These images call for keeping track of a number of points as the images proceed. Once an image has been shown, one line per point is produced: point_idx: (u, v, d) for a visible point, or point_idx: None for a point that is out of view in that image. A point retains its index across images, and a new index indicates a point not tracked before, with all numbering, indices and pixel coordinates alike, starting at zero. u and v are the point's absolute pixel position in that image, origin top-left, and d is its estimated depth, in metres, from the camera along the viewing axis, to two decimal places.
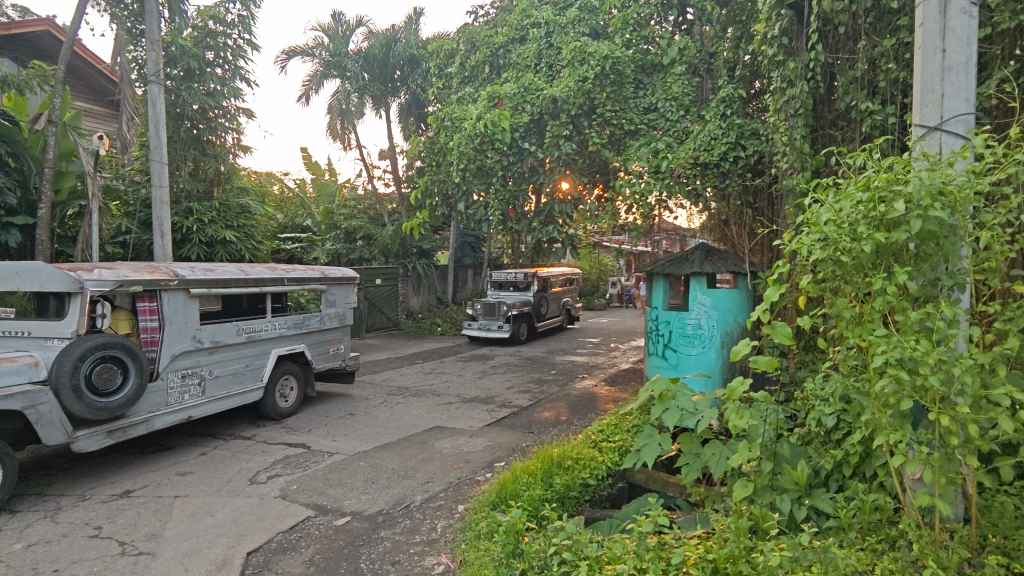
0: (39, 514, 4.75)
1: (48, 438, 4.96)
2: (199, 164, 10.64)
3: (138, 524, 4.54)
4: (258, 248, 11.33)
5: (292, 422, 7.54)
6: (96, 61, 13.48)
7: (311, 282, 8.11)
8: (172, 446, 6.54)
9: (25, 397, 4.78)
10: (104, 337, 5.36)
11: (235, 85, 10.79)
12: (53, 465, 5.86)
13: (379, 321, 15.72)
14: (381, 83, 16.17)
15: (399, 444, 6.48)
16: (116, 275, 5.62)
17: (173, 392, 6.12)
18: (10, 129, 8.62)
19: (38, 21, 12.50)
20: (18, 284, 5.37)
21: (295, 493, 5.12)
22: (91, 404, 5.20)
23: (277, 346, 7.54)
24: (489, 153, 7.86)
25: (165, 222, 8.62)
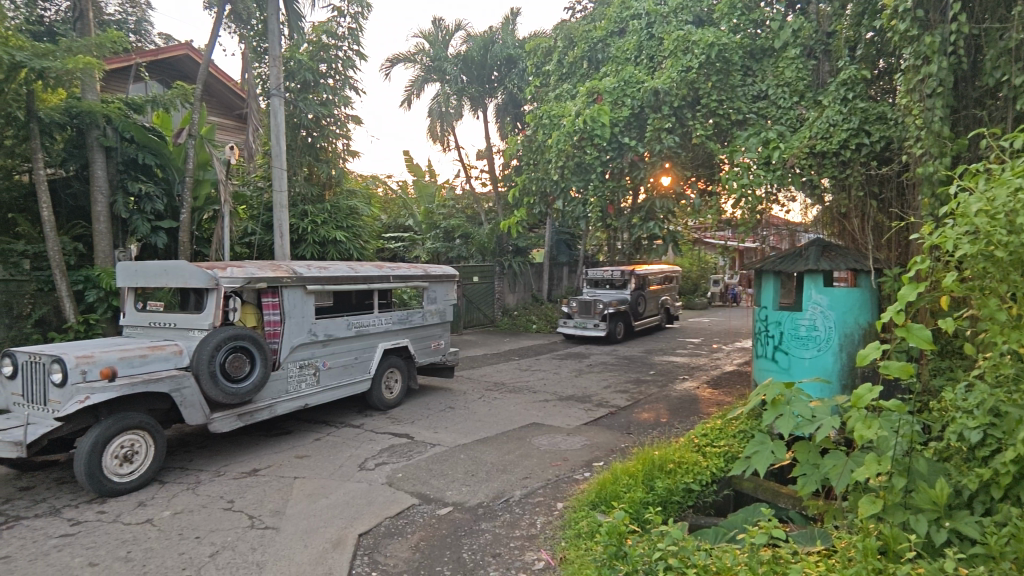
0: (183, 485, 5.33)
1: (189, 418, 5.53)
2: (314, 169, 11.41)
3: (264, 501, 4.96)
4: (365, 247, 11.98)
5: (397, 413, 7.90)
6: (226, 79, 14.88)
7: (414, 279, 8.46)
8: (291, 430, 7.08)
9: (171, 381, 5.38)
10: (234, 329, 5.91)
11: (345, 94, 11.49)
12: (193, 442, 6.55)
13: (477, 318, 16.08)
14: (478, 85, 16.54)
15: (498, 439, 6.60)
16: (244, 273, 6.16)
17: (292, 380, 6.62)
18: (158, 144, 9.70)
19: (178, 46, 13.98)
20: (166, 281, 6.10)
21: (400, 481, 5.36)
22: (225, 389, 5.75)
23: (382, 340, 7.94)
24: (588, 149, 7.61)
25: (284, 223, 9.32)
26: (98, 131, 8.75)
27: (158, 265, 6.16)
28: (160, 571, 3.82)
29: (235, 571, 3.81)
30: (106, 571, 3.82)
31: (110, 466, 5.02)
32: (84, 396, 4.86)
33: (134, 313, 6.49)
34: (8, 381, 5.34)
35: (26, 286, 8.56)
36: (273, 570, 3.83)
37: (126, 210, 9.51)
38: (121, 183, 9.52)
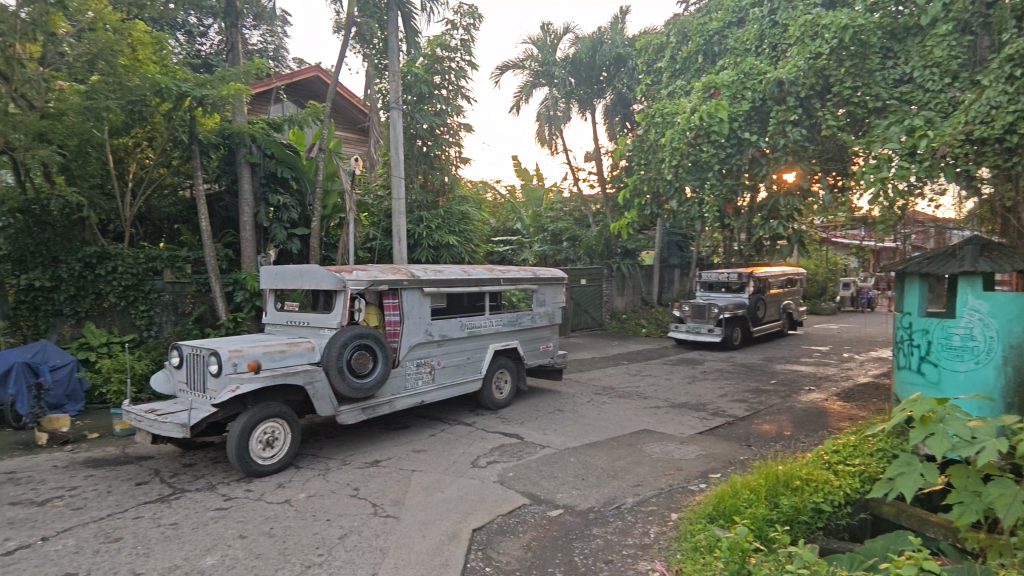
0: (315, 471, 5.81)
1: (320, 410, 6.02)
2: (428, 177, 11.96)
3: (386, 490, 5.27)
4: (477, 250, 12.32)
5: (507, 414, 8.04)
6: (350, 96, 16.02)
7: (523, 282, 8.61)
8: (408, 426, 7.46)
9: (305, 375, 5.89)
10: (359, 329, 6.35)
11: (458, 104, 11.94)
12: (322, 432, 7.11)
13: (584, 321, 15.99)
14: (586, 86, 16.46)
15: (608, 444, 6.51)
16: (368, 276, 6.59)
17: (410, 378, 6.98)
18: (292, 158, 10.64)
19: (309, 68, 15.27)
20: (301, 283, 6.68)
21: (511, 480, 5.47)
22: (351, 384, 6.17)
23: (493, 341, 8.15)
24: (704, 146, 7.35)
25: (402, 229, 9.86)
26: (245, 149, 9.83)
27: (295, 268, 6.75)
28: (298, 548, 4.18)
29: (362, 555, 4.08)
30: (253, 544, 4.25)
31: (255, 449, 5.58)
32: (235, 385, 5.46)
33: (275, 312, 7.15)
34: (174, 370, 6.11)
35: (188, 288, 9.68)
36: (395, 557, 4.05)
37: (267, 219, 10.53)
38: (263, 196, 10.57)
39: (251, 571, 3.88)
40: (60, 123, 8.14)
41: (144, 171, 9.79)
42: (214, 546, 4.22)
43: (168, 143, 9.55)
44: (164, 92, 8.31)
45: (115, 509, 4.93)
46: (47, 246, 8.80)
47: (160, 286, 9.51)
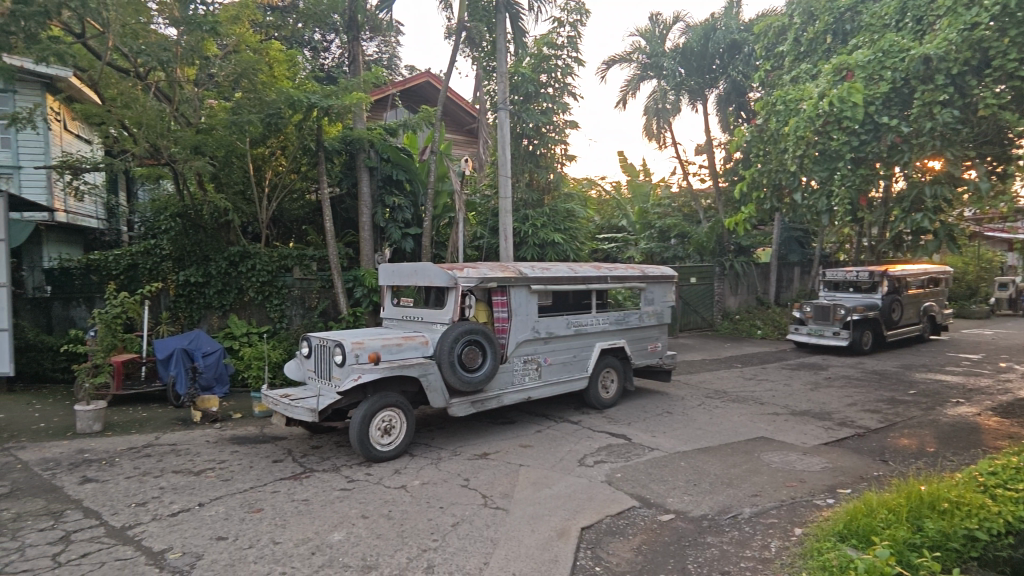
0: (428, 460, 6.09)
1: (433, 402, 6.28)
2: (534, 175, 12.07)
3: (496, 483, 5.41)
4: (582, 248, 12.24)
5: (613, 414, 7.92)
6: (459, 99, 16.57)
7: (631, 280, 8.42)
8: (515, 421, 7.60)
9: (420, 367, 6.17)
10: (469, 325, 6.55)
11: (564, 101, 11.92)
12: (434, 423, 7.42)
13: (694, 321, 15.37)
14: (697, 76, 15.79)
15: (722, 451, 6.22)
16: (478, 274, 6.76)
17: (517, 373, 7.09)
18: (407, 160, 11.18)
19: (421, 74, 15.98)
20: (416, 281, 7.00)
21: (620, 481, 5.39)
22: (462, 378, 6.38)
23: (600, 340, 8.07)
24: (834, 134, 6.82)
25: (508, 227, 10.03)
26: (364, 154, 10.56)
27: (410, 266, 7.09)
28: (415, 532, 4.42)
29: (474, 544, 4.21)
30: (374, 524, 4.54)
31: (374, 436, 5.94)
32: (357, 375, 5.85)
33: (391, 307, 7.55)
34: (304, 359, 6.64)
35: (314, 284, 10.50)
36: (505, 548, 4.15)
37: (384, 220, 11.14)
38: (380, 197, 11.19)
39: (374, 549, 4.15)
40: (212, 137, 9.15)
41: (277, 178, 10.73)
42: (340, 523, 4.55)
43: (299, 151, 10.29)
44: (296, 104, 9.06)
45: (255, 483, 5.47)
46: (200, 246, 9.97)
47: (291, 282, 10.38)
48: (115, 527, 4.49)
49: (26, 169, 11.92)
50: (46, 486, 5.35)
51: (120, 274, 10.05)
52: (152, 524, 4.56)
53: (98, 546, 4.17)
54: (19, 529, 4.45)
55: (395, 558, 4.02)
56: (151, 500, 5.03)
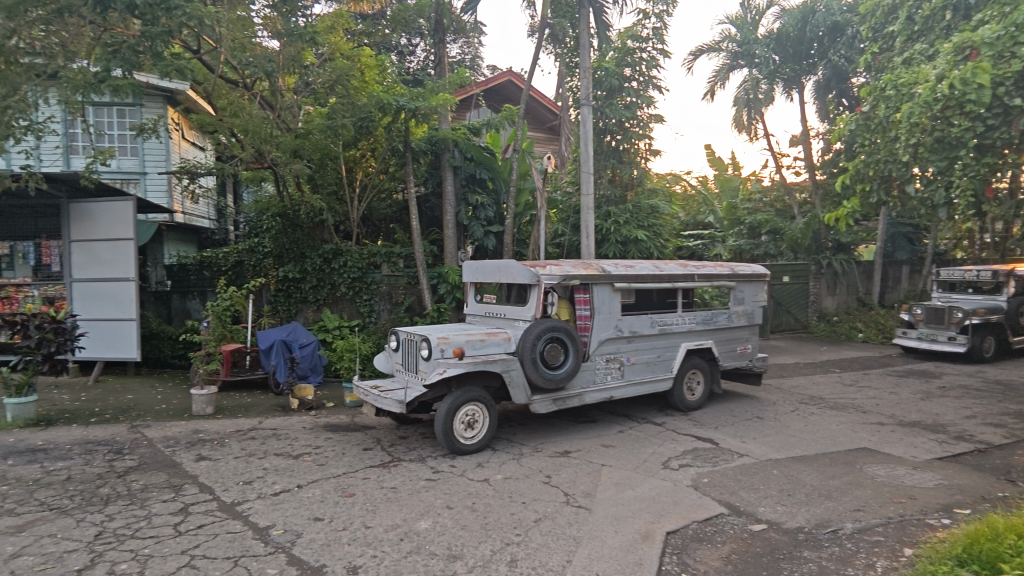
0: (510, 455, 6.16)
1: (515, 397, 6.35)
2: (617, 172, 11.85)
3: (577, 481, 5.38)
4: (666, 245, 11.88)
5: (699, 417, 7.66)
6: (541, 96, 16.60)
7: (720, 278, 8.09)
8: (596, 420, 7.53)
9: (502, 363, 6.25)
10: (552, 322, 6.55)
11: (649, 95, 11.63)
12: (516, 418, 7.49)
13: (786, 322, 14.55)
14: (794, 63, 14.93)
15: (819, 461, 5.84)
16: (561, 271, 6.73)
17: (599, 372, 7.02)
18: (490, 159, 11.33)
19: (502, 74, 16.14)
20: (499, 278, 7.08)
21: (707, 486, 5.20)
22: (543, 375, 6.40)
23: (685, 340, 7.82)
24: (955, 119, 6.25)
25: (590, 224, 9.93)
26: (449, 154, 10.85)
27: (493, 263, 7.18)
28: (498, 525, 4.48)
29: (556, 541, 4.22)
30: (459, 515, 4.65)
31: (458, 429, 6.09)
32: (442, 369, 6.01)
33: (475, 304, 7.68)
34: (393, 352, 6.91)
35: (400, 281, 10.89)
36: (588, 547, 4.12)
37: (467, 218, 11.35)
38: (464, 196, 11.38)
39: (459, 539, 4.26)
40: (308, 141, 9.85)
41: (367, 178, 11.19)
42: (426, 512, 4.70)
43: (388, 152, 10.74)
44: (386, 108, 9.40)
45: (348, 469, 5.76)
46: (298, 245, 10.62)
47: (379, 278, 10.82)
48: (225, 502, 4.88)
49: (150, 175, 13.19)
50: (168, 462, 5.91)
51: (228, 270, 10.89)
52: (257, 501, 4.92)
53: (212, 519, 4.55)
54: (146, 499, 4.94)
55: (480, 550, 4.10)
56: (256, 480, 5.43)
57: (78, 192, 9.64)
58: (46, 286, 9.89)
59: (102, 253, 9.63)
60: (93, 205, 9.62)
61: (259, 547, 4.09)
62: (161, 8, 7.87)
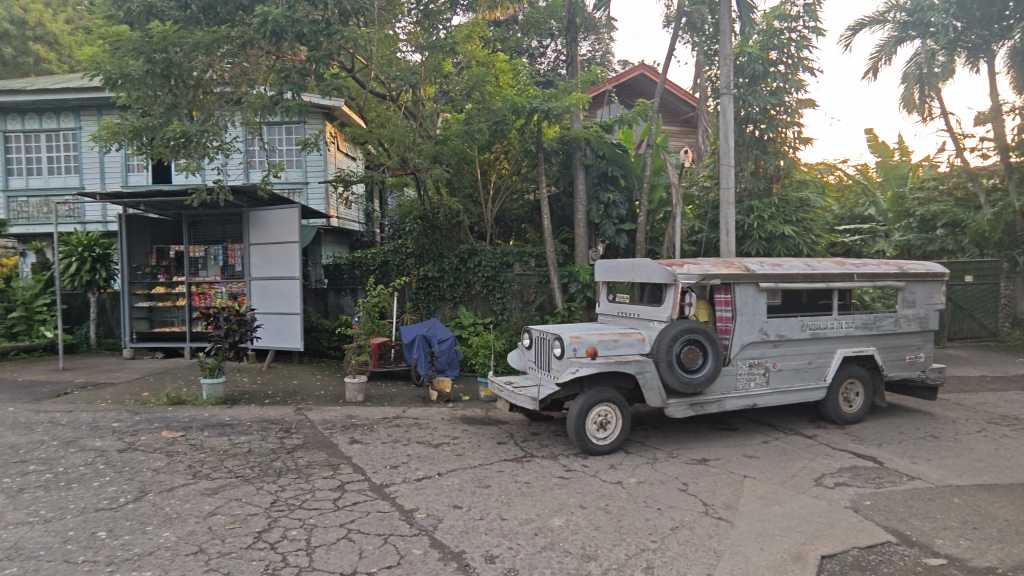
0: (644, 459, 6.01)
1: (650, 400, 6.17)
2: (761, 163, 11.04)
3: (717, 491, 5.11)
4: (819, 242, 10.84)
5: (858, 432, 6.90)
6: (675, 88, 15.98)
7: (885, 278, 7.22)
8: (737, 428, 7.08)
9: (637, 364, 6.11)
10: (690, 323, 6.27)
11: (799, 78, 10.69)
12: (649, 422, 7.29)
13: (967, 329, 12.62)
14: (981, 28, 13.00)
15: (1015, 492, 4.98)
16: (700, 270, 6.42)
17: (741, 378, 6.60)
18: (622, 156, 11.11)
19: (634, 68, 15.78)
20: (633, 277, 6.92)
21: (869, 510, 4.67)
22: (680, 378, 6.15)
23: (842, 346, 7.09)
24: None
25: (730, 220, 9.36)
26: (580, 152, 10.80)
27: (627, 262, 7.02)
28: (632, 529, 4.40)
29: (695, 552, 4.04)
30: (592, 516, 4.63)
31: (590, 429, 6.05)
32: (575, 368, 6.01)
33: (607, 303, 7.57)
34: (526, 350, 7.04)
35: (532, 280, 11.07)
36: (730, 563, 3.90)
37: (598, 216, 11.19)
38: (595, 194, 11.26)
39: (593, 539, 4.24)
40: (447, 146, 10.49)
41: (501, 180, 11.50)
42: (559, 510, 4.74)
43: (521, 154, 10.98)
44: (519, 111, 9.57)
45: (483, 460, 5.99)
46: (436, 245, 11.24)
47: (512, 277, 11.10)
48: (375, 483, 5.31)
49: (312, 184, 14.76)
50: (327, 443, 6.56)
51: (376, 269, 11.81)
52: (403, 485, 5.28)
53: (364, 498, 4.97)
54: (311, 475, 5.52)
55: (614, 553, 4.04)
56: (401, 465, 5.84)
57: (256, 201, 11.03)
58: (231, 283, 11.46)
59: (274, 254, 10.91)
60: (267, 213, 10.96)
61: (406, 528, 4.38)
62: (323, 33, 8.73)
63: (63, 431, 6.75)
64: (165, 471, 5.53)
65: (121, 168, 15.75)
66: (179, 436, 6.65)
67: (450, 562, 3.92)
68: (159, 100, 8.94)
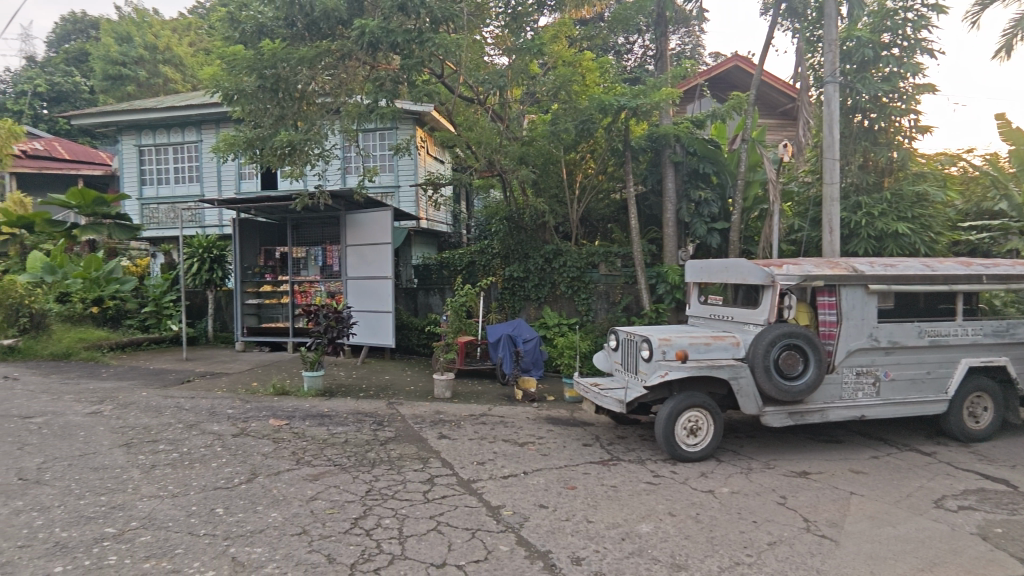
0: (737, 468, 5.74)
1: (744, 407, 5.89)
2: (870, 155, 10.21)
3: (820, 507, 4.78)
4: (939, 240, 9.85)
5: (987, 451, 6.22)
6: (773, 79, 15.15)
7: (1020, 280, 6.46)
8: (842, 441, 6.60)
9: (730, 369, 5.84)
10: (789, 327, 5.92)
11: (916, 61, 9.78)
12: (743, 430, 6.95)
13: None
14: None
15: None
16: (801, 271, 6.05)
17: (847, 387, 6.14)
18: (715, 152, 10.68)
19: (727, 60, 15.14)
20: (727, 278, 6.62)
21: (1001, 538, 4.20)
22: (778, 385, 5.82)
23: (967, 356, 6.42)
24: None
25: (835, 217, 8.73)
26: (670, 150, 10.44)
27: (720, 262, 6.74)
28: (725, 541, 4.21)
29: (795, 570, 3.81)
30: (682, 524, 4.48)
31: (680, 435, 5.87)
32: (664, 371, 5.83)
33: (698, 304, 7.31)
34: (612, 351, 6.93)
35: (618, 280, 10.89)
36: None
37: (689, 215, 10.79)
38: (686, 192, 10.88)
39: (683, 548, 4.11)
40: (533, 147, 10.55)
41: (587, 180, 11.38)
42: (648, 516, 4.63)
43: (608, 153, 10.83)
44: (607, 109, 9.42)
45: (569, 461, 5.97)
46: (522, 246, 11.33)
47: (597, 278, 10.97)
48: (463, 478, 5.44)
49: (403, 188, 15.39)
50: (418, 437, 6.80)
51: (463, 269, 12.08)
52: (489, 482, 5.37)
53: (453, 492, 5.11)
54: (403, 467, 5.74)
55: (706, 564, 3.89)
56: (488, 462, 5.94)
57: (352, 205, 11.64)
58: (329, 282, 12.15)
59: (368, 254, 11.47)
60: (362, 215, 11.54)
61: (492, 524, 4.46)
62: (416, 42, 9.03)
63: (187, 415, 7.46)
64: (273, 456, 5.96)
65: (234, 177, 17.21)
66: (284, 424, 7.15)
67: (536, 561, 3.94)
68: (268, 113, 9.65)
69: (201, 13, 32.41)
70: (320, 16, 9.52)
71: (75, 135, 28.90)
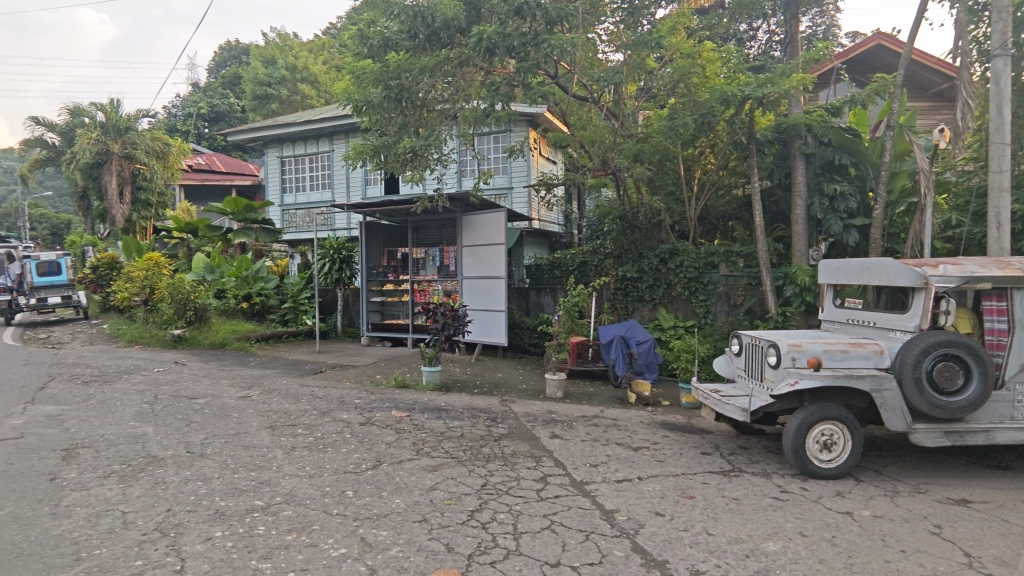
0: (881, 490, 5.18)
1: (890, 423, 5.30)
2: None
3: (986, 542, 4.18)
4: None
5: None
6: (924, 57, 13.52)
7: None
8: (1014, 468, 5.72)
9: (873, 381, 5.28)
10: (947, 335, 5.23)
11: None
12: (887, 448, 6.27)
13: None
14: None
15: None
16: (962, 271, 5.34)
17: (1020, 406, 5.34)
18: (853, 141, 9.73)
19: (870, 38, 13.72)
20: (869, 279, 5.97)
21: None
22: (932, 401, 5.18)
23: None
24: None
25: (1005, 210, 7.59)
26: (800, 141, 9.75)
27: (861, 262, 6.10)
28: (868, 569, 3.81)
29: None
30: (815, 546, 4.12)
31: (812, 449, 5.41)
32: (794, 379, 5.39)
33: (833, 308, 6.69)
34: (734, 356, 6.56)
35: (740, 281, 10.27)
36: None
37: (822, 211, 9.91)
38: (818, 186, 10.02)
39: (816, 572, 3.78)
40: (648, 144, 10.32)
41: (706, 176, 10.86)
42: (775, 534, 4.31)
43: (730, 146, 10.27)
44: (729, 100, 8.91)
45: (687, 469, 5.72)
46: (636, 245, 11.06)
47: (717, 278, 10.44)
48: (576, 479, 5.41)
49: (516, 189, 15.68)
50: (530, 435, 6.87)
51: (575, 269, 12.03)
52: (603, 484, 5.30)
53: (566, 492, 5.09)
54: (516, 464, 5.82)
55: None
56: (601, 464, 5.86)
57: (468, 207, 12.02)
58: (446, 282, 12.65)
59: (482, 254, 11.80)
60: (477, 217, 11.89)
61: (607, 528, 4.38)
62: (531, 44, 9.12)
63: (321, 403, 8.12)
64: (395, 446, 6.32)
65: (361, 183, 18.45)
66: (405, 416, 7.54)
67: (653, 570, 3.82)
68: (393, 121, 10.23)
69: (333, 32, 35.20)
70: (441, 27, 9.91)
71: (230, 149, 32.58)
